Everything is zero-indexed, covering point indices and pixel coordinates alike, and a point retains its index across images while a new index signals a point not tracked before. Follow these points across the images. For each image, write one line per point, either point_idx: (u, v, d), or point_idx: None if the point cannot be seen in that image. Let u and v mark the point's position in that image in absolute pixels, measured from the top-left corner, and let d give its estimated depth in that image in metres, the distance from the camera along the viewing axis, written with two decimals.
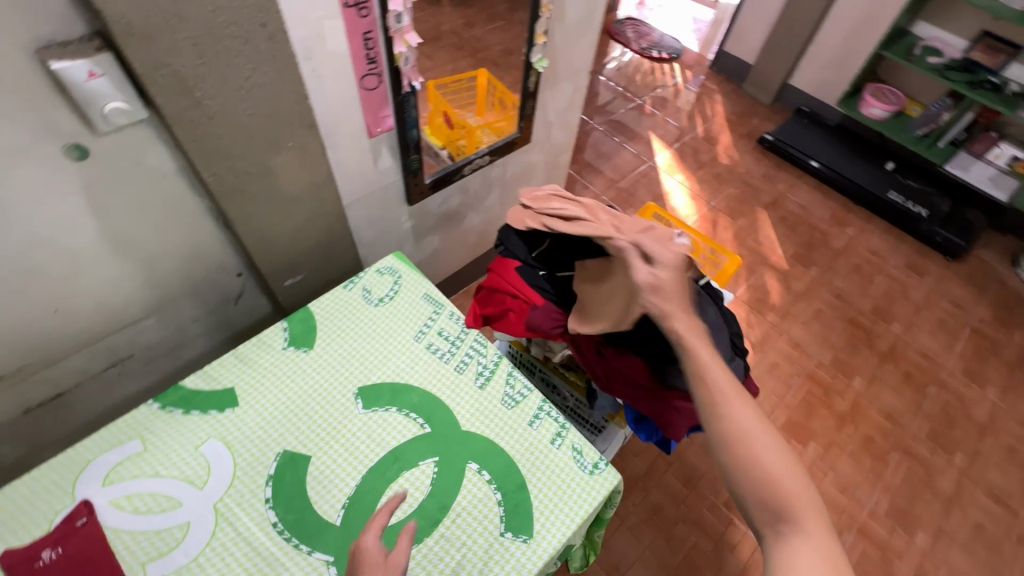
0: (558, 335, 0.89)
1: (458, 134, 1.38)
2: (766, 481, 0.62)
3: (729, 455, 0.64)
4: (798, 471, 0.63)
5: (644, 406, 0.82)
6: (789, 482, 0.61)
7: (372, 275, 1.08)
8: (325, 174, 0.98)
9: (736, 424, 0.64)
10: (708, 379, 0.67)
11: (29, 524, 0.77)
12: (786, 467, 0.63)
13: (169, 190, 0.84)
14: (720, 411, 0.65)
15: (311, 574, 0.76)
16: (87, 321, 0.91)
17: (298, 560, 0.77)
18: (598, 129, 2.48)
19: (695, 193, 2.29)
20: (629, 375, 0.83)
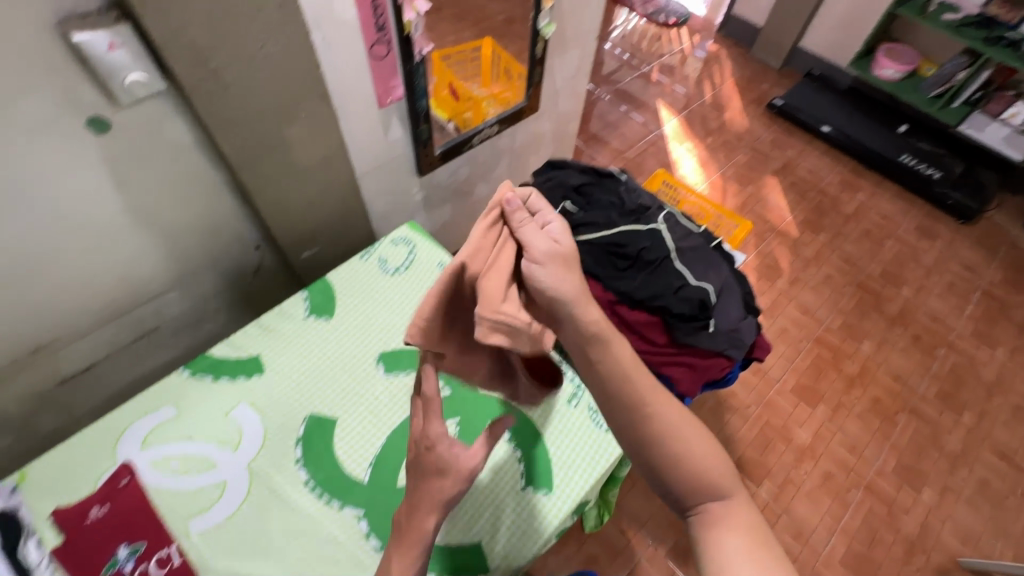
0: None
1: (465, 106, 1.34)
2: (695, 473, 0.60)
3: (657, 455, 0.60)
4: (719, 450, 0.62)
5: (661, 364, 0.84)
6: (717, 466, 0.60)
7: (388, 245, 1.09)
8: (338, 146, 0.99)
9: (661, 421, 0.59)
10: (632, 381, 0.59)
11: (76, 485, 0.81)
12: (712, 451, 0.61)
13: (187, 164, 0.86)
14: (645, 409, 0.59)
15: (344, 527, 0.80)
16: (114, 294, 0.94)
17: (330, 514, 0.81)
18: (604, 98, 2.45)
19: (703, 161, 2.27)
20: (644, 334, 0.84)
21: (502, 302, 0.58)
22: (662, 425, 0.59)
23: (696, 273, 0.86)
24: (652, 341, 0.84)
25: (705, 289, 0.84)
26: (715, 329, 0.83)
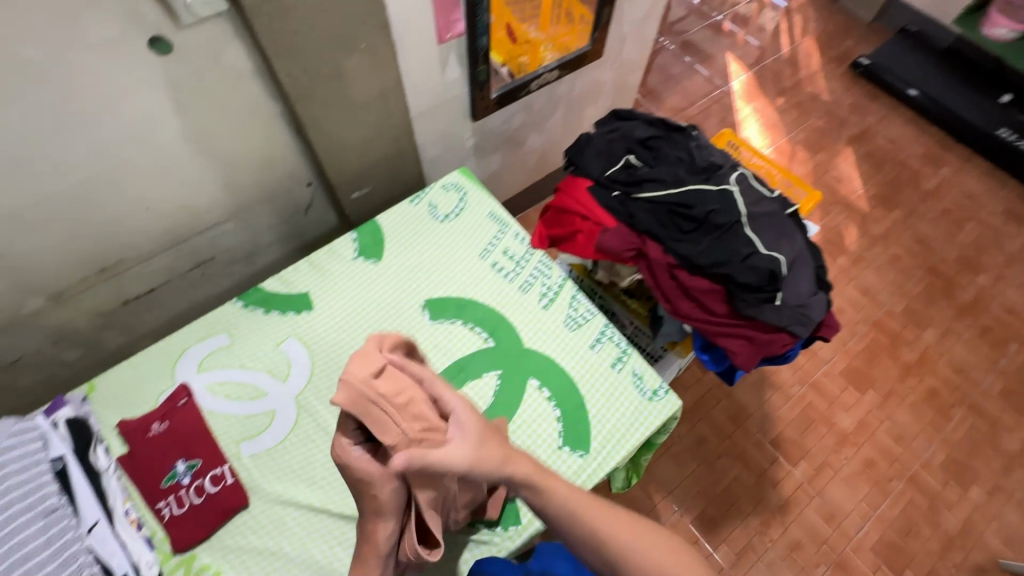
0: (629, 258, 0.86)
1: (522, 50, 1.18)
2: None
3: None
4: (675, 550, 0.62)
5: (718, 334, 0.80)
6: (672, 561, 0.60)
7: (439, 190, 1.07)
8: (394, 82, 0.95)
9: (616, 544, 0.59)
10: (579, 515, 0.60)
11: (140, 400, 0.86)
12: (675, 556, 0.61)
13: (245, 92, 0.84)
14: (601, 537, 0.60)
15: None
16: (174, 221, 0.95)
17: None
18: (669, 48, 2.28)
19: (771, 123, 2.10)
20: (701, 302, 0.80)
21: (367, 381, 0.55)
22: (617, 551, 0.59)
23: (766, 241, 0.79)
24: (709, 310, 0.81)
25: (776, 257, 0.77)
26: (782, 301, 0.77)
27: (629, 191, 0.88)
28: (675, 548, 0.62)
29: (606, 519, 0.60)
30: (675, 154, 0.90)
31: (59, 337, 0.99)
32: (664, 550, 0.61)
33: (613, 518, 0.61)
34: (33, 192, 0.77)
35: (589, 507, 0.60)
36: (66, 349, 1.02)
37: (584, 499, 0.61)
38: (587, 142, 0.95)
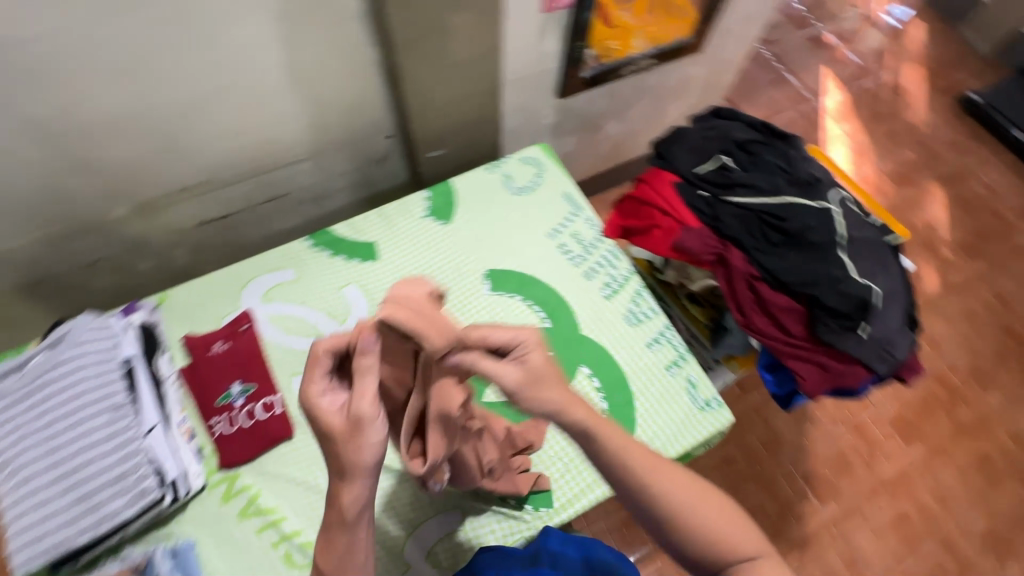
0: (706, 262, 0.83)
1: (610, 34, 1.13)
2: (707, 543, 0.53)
3: (672, 538, 0.54)
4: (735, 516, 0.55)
5: (789, 357, 0.76)
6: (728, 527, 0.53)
7: (516, 162, 1.05)
8: (495, 45, 0.93)
9: (667, 502, 0.53)
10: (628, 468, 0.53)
11: (204, 318, 0.88)
12: (730, 521, 0.54)
13: (351, 34, 0.84)
14: (650, 492, 0.53)
15: None
16: (259, 152, 0.96)
17: None
18: (763, 54, 2.11)
19: (857, 150, 1.96)
20: (778, 320, 0.77)
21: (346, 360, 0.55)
22: (667, 510, 0.53)
23: (861, 268, 0.76)
24: (784, 330, 0.77)
25: (867, 287, 0.75)
26: (865, 334, 0.74)
27: (718, 194, 0.84)
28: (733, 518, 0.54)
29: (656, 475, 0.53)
30: (773, 163, 0.87)
31: (134, 247, 1.01)
32: (719, 512, 0.54)
33: (664, 475, 0.54)
34: (140, 102, 0.78)
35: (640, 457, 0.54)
36: (139, 258, 1.04)
37: (631, 447, 0.54)
38: (679, 137, 0.91)
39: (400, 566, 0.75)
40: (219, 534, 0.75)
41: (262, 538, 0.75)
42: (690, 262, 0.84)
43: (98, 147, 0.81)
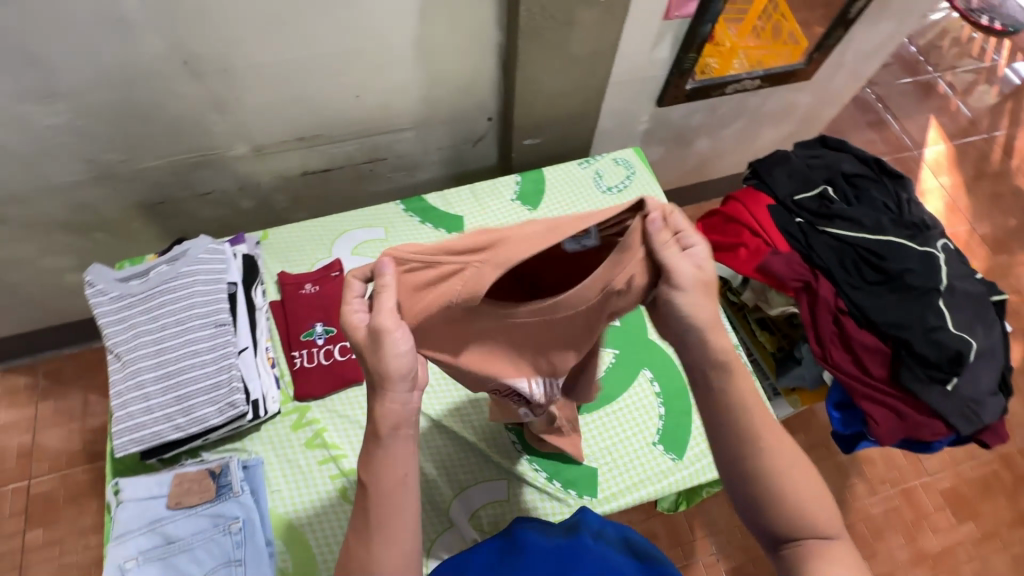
0: (791, 289, 0.85)
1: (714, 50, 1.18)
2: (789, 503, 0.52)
3: (751, 486, 0.53)
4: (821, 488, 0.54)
5: (864, 399, 0.80)
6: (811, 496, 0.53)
7: (609, 161, 1.07)
8: (611, 44, 0.95)
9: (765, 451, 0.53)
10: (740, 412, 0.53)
11: (298, 260, 0.95)
12: (820, 494, 0.53)
13: (480, 14, 0.88)
14: (753, 438, 0.53)
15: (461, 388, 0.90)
16: (371, 116, 1.01)
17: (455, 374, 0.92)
18: (867, 93, 2.01)
19: (951, 208, 1.84)
20: (861, 359, 0.82)
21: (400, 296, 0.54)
22: (761, 459, 0.53)
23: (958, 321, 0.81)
24: (866, 370, 0.82)
25: (963, 345, 0.79)
26: (950, 390, 0.79)
27: (814, 222, 0.89)
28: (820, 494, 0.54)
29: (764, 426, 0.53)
30: (877, 201, 0.91)
31: (243, 184, 1.07)
32: (808, 482, 0.53)
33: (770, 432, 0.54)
34: (283, 53, 0.84)
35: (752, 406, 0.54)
36: (244, 197, 1.10)
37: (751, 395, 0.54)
38: (780, 160, 0.94)
39: (445, 523, 0.81)
40: (286, 456, 0.82)
41: (321, 469, 0.81)
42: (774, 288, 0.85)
43: (238, 88, 0.87)
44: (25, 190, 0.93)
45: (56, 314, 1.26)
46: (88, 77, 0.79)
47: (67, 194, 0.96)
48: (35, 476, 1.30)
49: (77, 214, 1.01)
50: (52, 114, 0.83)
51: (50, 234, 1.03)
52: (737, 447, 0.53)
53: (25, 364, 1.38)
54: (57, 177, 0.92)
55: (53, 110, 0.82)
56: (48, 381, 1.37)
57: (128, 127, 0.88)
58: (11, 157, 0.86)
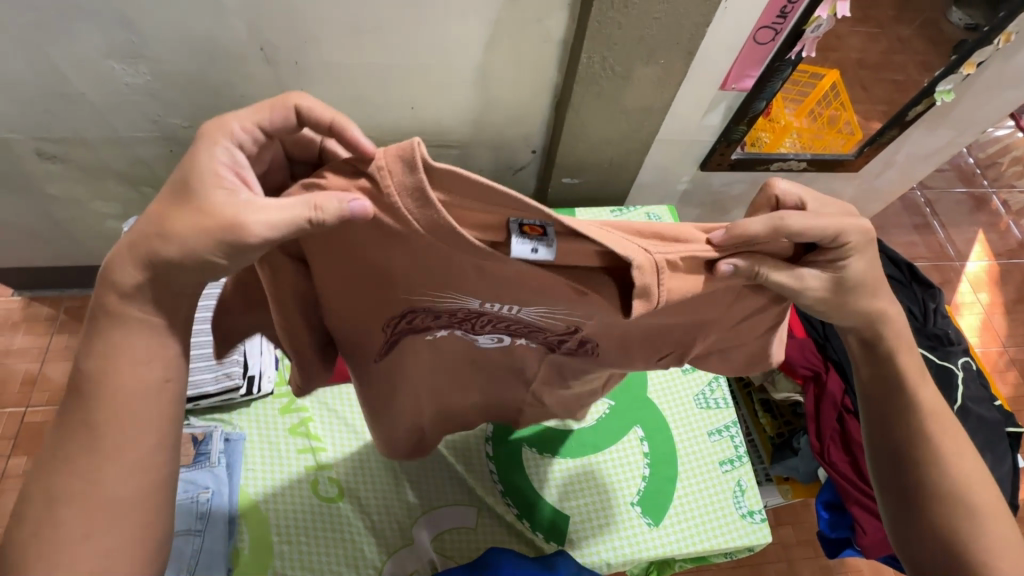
0: (801, 371, 0.99)
1: (772, 124, 1.23)
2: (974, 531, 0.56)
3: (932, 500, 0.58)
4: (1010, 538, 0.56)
5: (856, 506, 0.91)
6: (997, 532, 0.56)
7: (641, 215, 1.15)
8: (664, 103, 0.97)
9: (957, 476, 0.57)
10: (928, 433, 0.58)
11: None
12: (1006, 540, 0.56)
13: (543, 54, 0.92)
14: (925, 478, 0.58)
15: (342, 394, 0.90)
16: (422, 129, 1.05)
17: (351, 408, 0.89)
18: (918, 195, 1.99)
19: (988, 326, 1.78)
20: (856, 461, 0.92)
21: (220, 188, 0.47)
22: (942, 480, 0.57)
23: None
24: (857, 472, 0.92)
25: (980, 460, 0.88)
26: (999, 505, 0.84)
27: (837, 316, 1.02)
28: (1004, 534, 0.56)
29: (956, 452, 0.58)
30: (910, 307, 1.04)
31: None
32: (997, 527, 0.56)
33: (956, 455, 0.58)
34: (354, 56, 0.88)
35: (941, 423, 0.59)
36: None
37: (935, 414, 0.59)
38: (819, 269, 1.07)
39: (405, 538, 0.80)
40: (269, 438, 0.84)
41: (298, 458, 0.83)
42: (784, 368, 1.00)
43: (305, 82, 0.92)
44: (92, 137, 0.99)
45: (90, 256, 1.32)
46: (171, 48, 0.84)
47: (127, 147, 1.02)
48: (32, 405, 1.34)
49: (134, 167, 1.07)
50: (132, 74, 0.88)
51: (104, 181, 1.09)
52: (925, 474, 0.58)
53: (50, 296, 1.44)
54: (124, 130, 0.98)
55: (135, 70, 0.87)
56: (68, 317, 1.43)
57: (198, 99, 0.94)
58: (86, 106, 0.92)
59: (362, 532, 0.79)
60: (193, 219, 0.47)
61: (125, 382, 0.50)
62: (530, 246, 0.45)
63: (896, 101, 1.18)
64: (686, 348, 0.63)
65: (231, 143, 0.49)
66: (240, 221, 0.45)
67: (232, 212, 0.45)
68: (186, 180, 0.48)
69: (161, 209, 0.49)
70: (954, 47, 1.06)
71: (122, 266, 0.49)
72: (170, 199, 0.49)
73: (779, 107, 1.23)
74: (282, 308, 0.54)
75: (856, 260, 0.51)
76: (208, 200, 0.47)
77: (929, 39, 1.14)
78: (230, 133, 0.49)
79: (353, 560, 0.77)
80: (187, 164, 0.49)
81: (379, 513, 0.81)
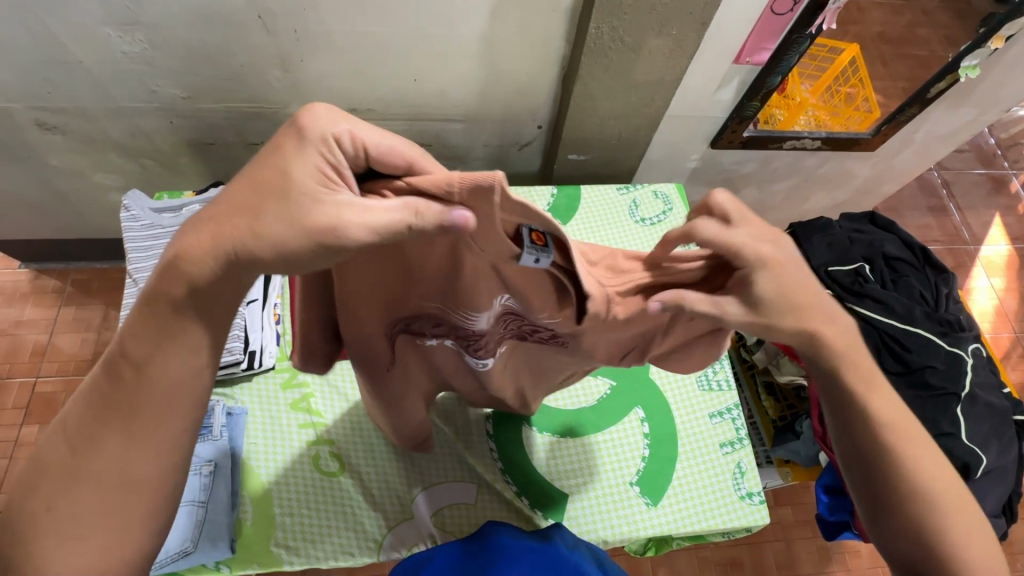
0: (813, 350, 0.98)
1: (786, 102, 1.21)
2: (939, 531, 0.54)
3: (899, 503, 0.56)
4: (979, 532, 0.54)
5: None
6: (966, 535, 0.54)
7: (648, 194, 1.12)
8: (675, 77, 0.94)
9: (914, 476, 0.55)
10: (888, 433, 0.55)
11: None
12: (978, 541, 0.54)
13: (551, 25, 0.88)
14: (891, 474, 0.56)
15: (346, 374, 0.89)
16: (426, 101, 1.02)
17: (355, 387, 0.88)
18: (935, 176, 1.94)
19: (1001, 310, 1.75)
20: None
21: (325, 195, 0.43)
22: (906, 483, 0.55)
23: (970, 431, 0.90)
24: None
25: (978, 456, 0.88)
26: None
27: (843, 297, 1.00)
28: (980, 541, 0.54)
29: (912, 451, 0.55)
30: (919, 290, 1.02)
31: None
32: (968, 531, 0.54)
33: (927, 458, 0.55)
34: (354, 25, 0.85)
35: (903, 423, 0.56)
36: None
37: (897, 420, 0.56)
38: (826, 246, 1.05)
39: (406, 513, 0.81)
40: (271, 413, 0.85)
41: (300, 433, 0.84)
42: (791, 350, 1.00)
43: (305, 51, 0.90)
44: (92, 108, 0.97)
45: (95, 227, 1.31)
46: (166, 16, 0.82)
47: (127, 119, 1.00)
48: (42, 375, 1.36)
49: (134, 139, 1.05)
50: (129, 42, 0.86)
51: (105, 153, 1.08)
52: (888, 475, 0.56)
53: (57, 268, 1.44)
54: (124, 101, 0.97)
55: (131, 38, 0.85)
56: (75, 290, 1.44)
57: (197, 69, 0.92)
58: (84, 75, 0.90)
59: (362, 506, 0.80)
60: (284, 216, 0.43)
61: (168, 375, 0.48)
62: (533, 257, 0.45)
63: (918, 77, 1.13)
64: (646, 344, 0.61)
65: (341, 154, 0.45)
66: (340, 225, 0.41)
67: (330, 216, 0.42)
68: (279, 181, 0.44)
69: (240, 200, 0.45)
70: (982, 20, 0.99)
71: (196, 244, 0.46)
72: (251, 197, 0.45)
73: (795, 83, 1.20)
74: (308, 292, 0.57)
75: (762, 281, 0.48)
76: (314, 210, 0.42)
77: (956, 12, 1.05)
78: (332, 140, 0.45)
79: (354, 532, 0.78)
80: (280, 163, 0.44)
81: (380, 489, 0.81)
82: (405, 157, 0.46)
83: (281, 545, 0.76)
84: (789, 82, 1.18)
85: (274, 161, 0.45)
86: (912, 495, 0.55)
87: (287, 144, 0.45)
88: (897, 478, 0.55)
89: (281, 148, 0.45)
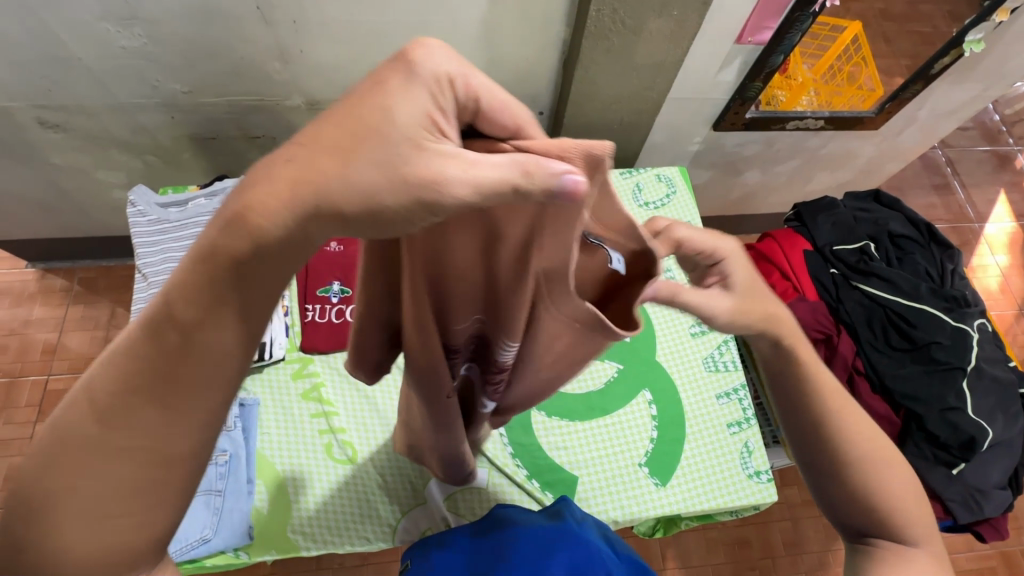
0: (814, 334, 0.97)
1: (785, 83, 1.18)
2: (877, 494, 0.57)
3: (840, 471, 0.58)
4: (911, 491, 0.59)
5: None
6: (902, 495, 0.58)
7: (650, 178, 1.12)
8: (676, 59, 0.93)
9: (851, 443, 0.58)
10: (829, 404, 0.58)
11: None
12: (912, 499, 0.58)
13: (550, 8, 0.88)
14: (834, 442, 0.58)
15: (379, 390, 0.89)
16: None
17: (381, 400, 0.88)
18: (938, 153, 1.92)
19: (1006, 287, 1.75)
20: None
21: (427, 140, 0.33)
22: (846, 450, 0.58)
23: (975, 406, 0.90)
24: None
25: (985, 430, 0.88)
26: (955, 475, 0.89)
27: (847, 276, 1.00)
28: (914, 500, 0.58)
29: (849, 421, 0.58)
30: (924, 266, 1.02)
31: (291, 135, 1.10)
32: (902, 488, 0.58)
33: (861, 427, 0.58)
34: (352, 14, 0.85)
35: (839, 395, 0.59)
36: None
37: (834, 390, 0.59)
38: (830, 224, 1.05)
39: (418, 498, 0.82)
40: (283, 403, 0.86)
41: (312, 422, 0.85)
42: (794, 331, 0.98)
43: (305, 41, 0.89)
44: (93, 105, 0.97)
45: (100, 225, 1.32)
46: (163, 10, 0.82)
47: (129, 115, 1.01)
48: (53, 372, 1.37)
49: (136, 135, 1.05)
50: (128, 37, 0.85)
51: (107, 150, 1.09)
52: (830, 446, 0.58)
53: (64, 267, 1.45)
54: (124, 97, 0.97)
55: (130, 33, 0.85)
56: (82, 287, 1.45)
57: (197, 64, 0.92)
58: (84, 71, 0.90)
59: (376, 492, 0.81)
60: (378, 163, 0.32)
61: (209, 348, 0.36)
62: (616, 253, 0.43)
63: (921, 54, 1.11)
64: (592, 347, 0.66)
65: (450, 102, 0.36)
66: (442, 177, 0.32)
67: (433, 165, 0.32)
68: (371, 120, 0.33)
69: (318, 148, 0.33)
70: None
71: (270, 195, 0.33)
72: (330, 143, 0.33)
73: (796, 64, 1.17)
74: (369, 303, 0.51)
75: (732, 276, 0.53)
76: (415, 156, 0.32)
77: None
78: (441, 85, 0.35)
79: (369, 518, 0.80)
80: (373, 101, 0.34)
81: (393, 476, 0.83)
82: (516, 118, 0.38)
83: (297, 532, 0.78)
84: (789, 62, 1.16)
85: (367, 100, 0.33)
86: (853, 462, 0.58)
87: (390, 79, 0.34)
88: (840, 447, 0.58)
89: (379, 85, 0.34)
